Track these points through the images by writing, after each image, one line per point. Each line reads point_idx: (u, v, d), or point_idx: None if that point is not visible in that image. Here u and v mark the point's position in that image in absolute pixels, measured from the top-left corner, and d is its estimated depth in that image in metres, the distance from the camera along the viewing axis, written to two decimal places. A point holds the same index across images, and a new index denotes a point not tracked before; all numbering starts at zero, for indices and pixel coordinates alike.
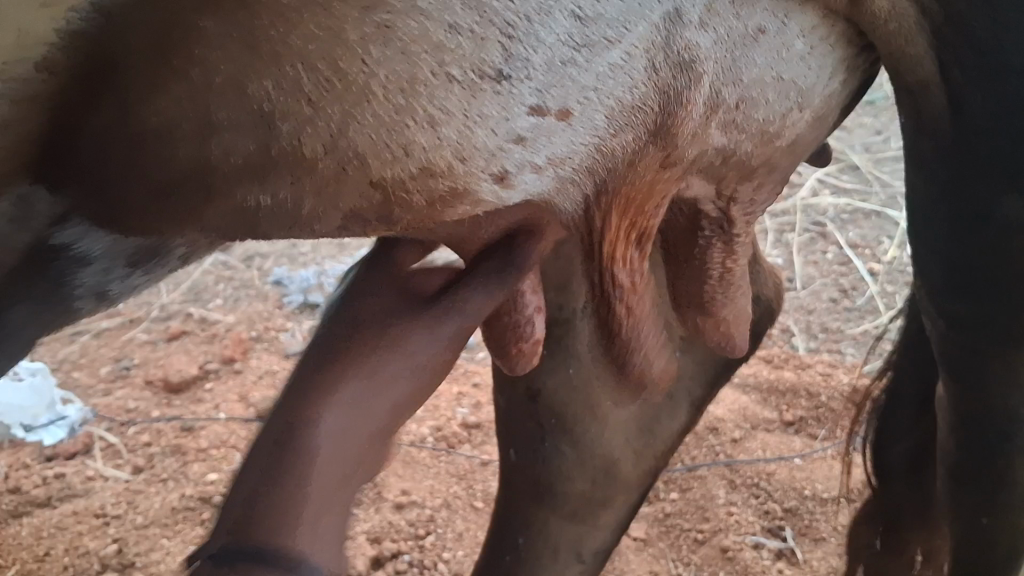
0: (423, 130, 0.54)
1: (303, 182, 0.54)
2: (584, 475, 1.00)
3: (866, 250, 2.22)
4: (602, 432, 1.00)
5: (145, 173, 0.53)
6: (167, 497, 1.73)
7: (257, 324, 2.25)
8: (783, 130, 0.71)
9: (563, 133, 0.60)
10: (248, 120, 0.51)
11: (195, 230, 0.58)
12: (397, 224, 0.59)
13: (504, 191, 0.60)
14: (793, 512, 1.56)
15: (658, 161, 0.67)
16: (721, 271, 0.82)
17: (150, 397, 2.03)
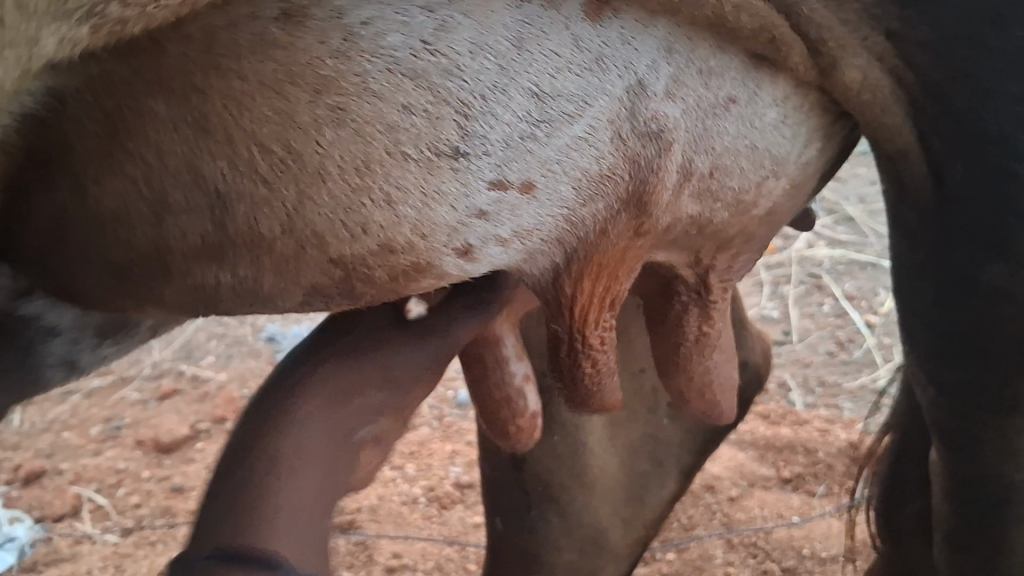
0: (379, 208, 0.55)
1: (262, 259, 0.55)
2: (572, 545, 0.98)
3: (862, 302, 2.20)
4: (590, 501, 0.97)
5: (107, 249, 0.56)
6: (154, 561, 1.70)
7: (249, 382, 2.23)
8: (757, 200, 0.68)
9: (528, 206, 0.59)
10: (203, 201, 0.53)
11: (158, 309, 0.61)
12: (361, 298, 0.60)
13: (469, 264, 0.60)
14: (792, 571, 1.52)
15: (632, 228, 0.64)
16: (697, 334, 0.77)
17: (141, 457, 2.00)
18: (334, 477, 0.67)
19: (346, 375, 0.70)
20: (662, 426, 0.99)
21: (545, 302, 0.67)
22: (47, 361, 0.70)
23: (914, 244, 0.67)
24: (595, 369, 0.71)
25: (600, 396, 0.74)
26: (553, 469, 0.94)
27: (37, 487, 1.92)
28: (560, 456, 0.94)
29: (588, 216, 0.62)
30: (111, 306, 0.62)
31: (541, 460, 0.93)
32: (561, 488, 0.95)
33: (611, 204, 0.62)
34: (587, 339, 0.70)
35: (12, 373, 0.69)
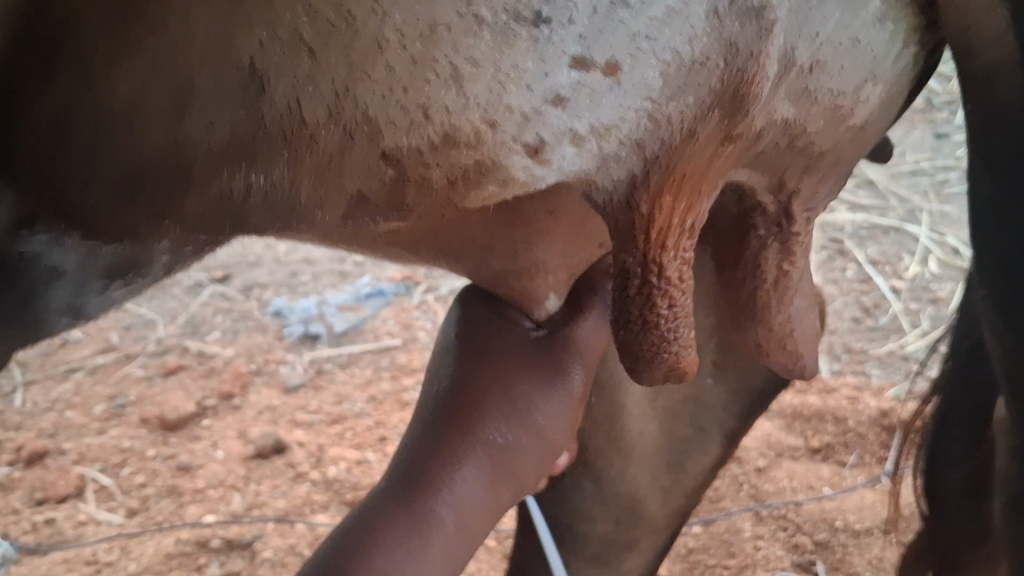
0: (446, 88, 0.50)
1: (302, 156, 0.50)
2: (607, 515, 0.92)
3: (886, 267, 2.14)
4: (626, 467, 0.91)
5: (115, 159, 0.50)
6: (161, 542, 1.65)
7: (256, 357, 2.17)
8: (857, 108, 0.64)
9: (607, 95, 0.53)
10: (237, 81, 0.47)
11: (172, 230, 0.54)
12: (409, 207, 0.56)
13: (536, 165, 0.55)
14: (825, 545, 1.48)
15: (721, 135, 0.59)
16: (775, 275, 0.74)
17: (145, 435, 1.94)
18: (458, 548, 0.78)
19: (493, 445, 0.79)
20: (704, 388, 0.91)
21: (616, 223, 0.61)
22: (49, 308, 0.58)
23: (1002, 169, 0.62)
24: (672, 311, 0.64)
25: (675, 352, 0.65)
26: (590, 434, 0.90)
27: (40, 467, 1.86)
28: (598, 419, 0.89)
29: (673, 115, 0.56)
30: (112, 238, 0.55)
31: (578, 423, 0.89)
32: (598, 453, 0.90)
33: (699, 101, 0.57)
34: (665, 271, 0.62)
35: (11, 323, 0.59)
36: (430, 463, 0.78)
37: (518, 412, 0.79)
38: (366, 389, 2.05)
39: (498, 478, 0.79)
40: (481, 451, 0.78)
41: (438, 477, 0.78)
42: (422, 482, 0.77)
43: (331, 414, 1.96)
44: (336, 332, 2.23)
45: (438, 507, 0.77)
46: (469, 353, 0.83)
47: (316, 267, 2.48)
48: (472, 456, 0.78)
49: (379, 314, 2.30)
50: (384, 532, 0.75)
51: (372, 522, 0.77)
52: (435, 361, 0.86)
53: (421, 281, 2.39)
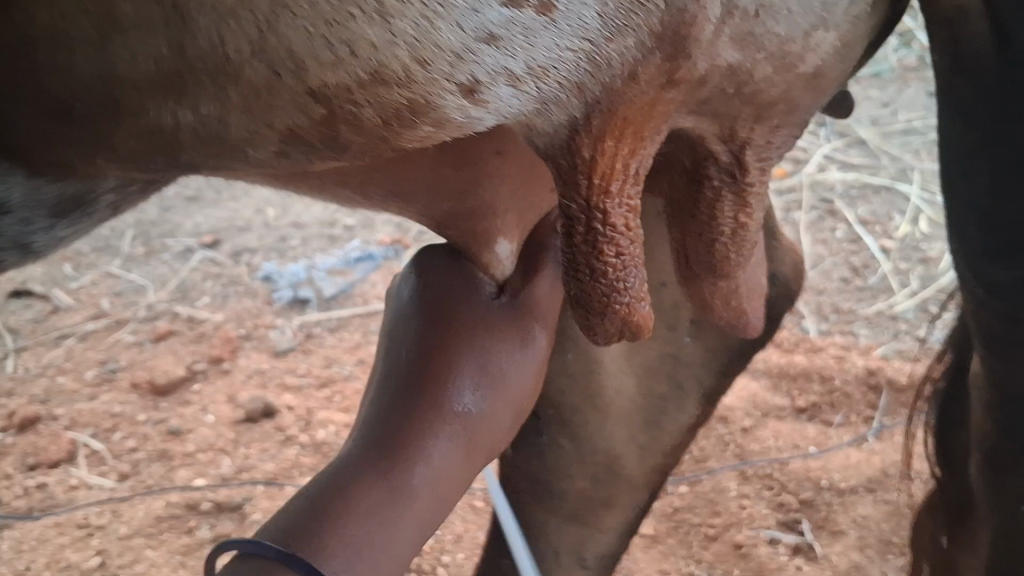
0: (372, 23, 0.43)
1: (229, 92, 0.45)
2: (584, 472, 0.91)
3: (876, 226, 2.13)
4: (604, 425, 0.90)
5: (42, 85, 0.47)
6: (151, 505, 1.66)
7: (246, 322, 2.17)
8: (807, 57, 0.62)
9: (543, 32, 0.48)
10: (157, 14, 0.42)
11: (111, 161, 0.51)
12: (347, 149, 0.49)
13: (471, 106, 0.49)
14: (810, 503, 1.49)
15: (663, 73, 0.55)
16: (733, 226, 0.73)
17: (136, 400, 1.95)
18: (429, 513, 0.76)
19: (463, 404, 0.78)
20: (683, 346, 0.92)
21: (556, 167, 0.57)
22: None
23: (967, 122, 0.65)
24: (620, 259, 0.61)
25: (626, 301, 0.63)
26: (567, 392, 0.88)
27: (31, 433, 1.87)
28: (574, 376, 0.87)
29: (613, 54, 0.52)
30: (66, 168, 0.55)
31: (554, 379, 0.87)
32: (574, 411, 0.89)
33: (640, 42, 0.52)
34: (608, 218, 0.61)
35: None
36: (404, 429, 0.76)
37: (488, 383, 0.78)
38: (356, 353, 2.05)
39: (470, 444, 0.78)
40: (454, 418, 0.77)
41: (411, 446, 0.76)
42: (397, 450, 0.75)
43: (320, 378, 1.96)
44: (325, 297, 2.22)
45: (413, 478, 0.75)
46: (435, 304, 0.80)
47: (305, 232, 2.48)
48: (446, 426, 0.77)
49: (368, 278, 2.29)
50: (351, 502, 0.73)
51: (344, 486, 0.74)
52: (388, 322, 0.82)
53: (410, 244, 2.37)
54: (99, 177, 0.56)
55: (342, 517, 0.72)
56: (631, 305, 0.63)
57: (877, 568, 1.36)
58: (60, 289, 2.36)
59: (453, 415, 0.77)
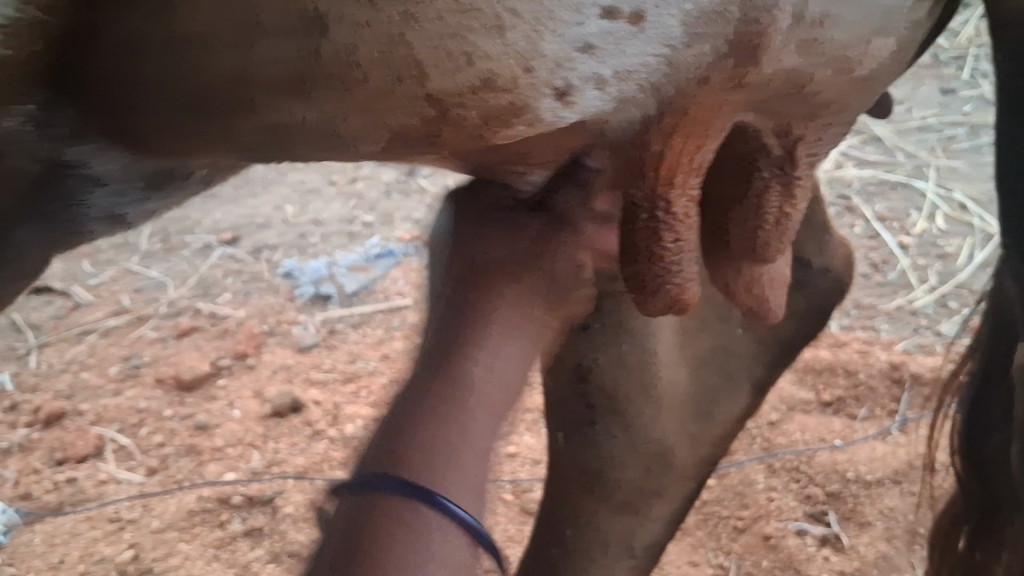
0: (489, 35, 0.46)
1: (353, 93, 0.47)
2: (637, 462, 0.92)
3: (894, 223, 2.15)
4: (658, 414, 0.91)
5: (173, 82, 0.49)
6: (184, 498, 1.65)
7: (269, 318, 2.18)
8: (865, 64, 0.59)
9: (632, 43, 0.49)
10: (297, 20, 0.45)
11: (225, 150, 0.54)
12: (448, 143, 0.52)
13: (562, 110, 0.50)
14: (837, 495, 1.51)
15: (733, 81, 0.54)
16: (777, 215, 0.70)
17: (162, 396, 1.96)
18: (496, 409, 0.73)
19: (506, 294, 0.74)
20: (733, 337, 0.96)
21: (623, 157, 0.57)
22: (89, 216, 0.58)
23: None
24: (678, 246, 0.61)
25: (678, 282, 0.63)
26: (621, 380, 0.89)
27: (58, 429, 1.89)
28: (628, 363, 0.89)
29: (689, 62, 0.51)
30: (164, 153, 0.55)
31: (608, 367, 0.89)
32: (628, 399, 0.90)
33: (715, 50, 0.51)
34: (670, 209, 0.60)
35: (55, 229, 0.58)
36: (450, 327, 0.74)
37: (527, 271, 0.74)
38: (380, 348, 2.05)
39: (523, 323, 0.75)
40: (499, 309, 0.74)
41: (462, 348, 0.74)
42: (446, 346, 0.74)
43: (345, 373, 1.97)
44: (347, 293, 2.24)
45: (472, 370, 0.73)
46: (469, 229, 0.78)
47: (325, 228, 2.50)
48: (488, 307, 0.74)
49: (390, 274, 2.30)
50: (416, 412, 0.71)
51: (410, 406, 0.72)
52: (435, 253, 0.83)
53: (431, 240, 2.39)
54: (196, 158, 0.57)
55: (416, 426, 0.71)
56: (678, 288, 0.63)
57: (904, 559, 1.39)
58: (80, 285, 2.38)
59: (494, 302, 0.74)
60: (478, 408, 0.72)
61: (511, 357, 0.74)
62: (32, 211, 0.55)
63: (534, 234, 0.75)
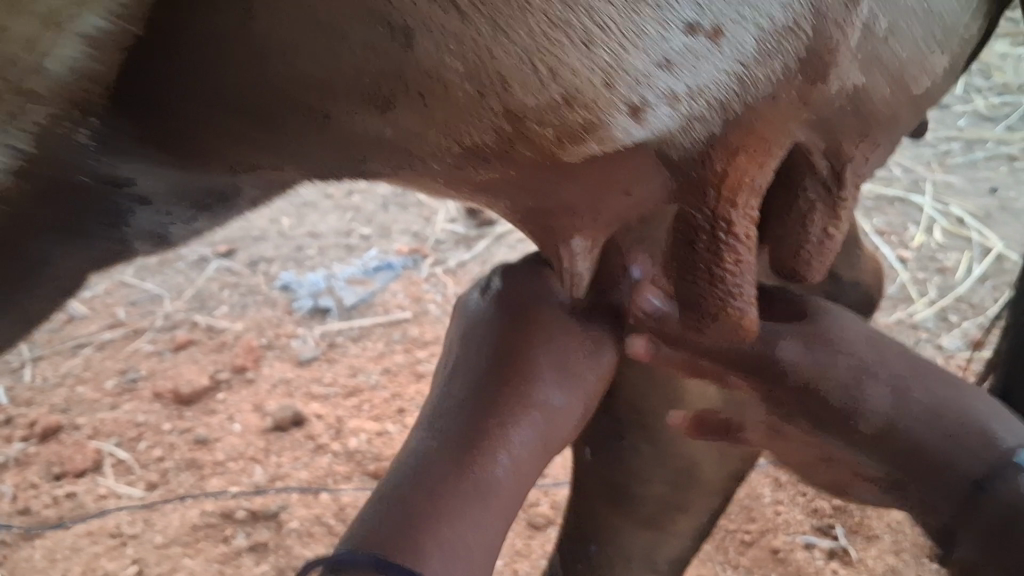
0: (576, 49, 0.46)
1: (429, 108, 0.47)
2: (662, 477, 0.91)
3: (892, 237, 2.16)
4: (684, 429, 0.89)
5: (246, 99, 0.48)
6: (186, 514, 1.63)
7: (267, 331, 2.17)
8: (922, 76, 0.65)
9: (708, 57, 0.50)
10: (381, 38, 0.44)
11: (296, 164, 0.53)
12: (518, 161, 0.52)
13: (634, 128, 0.50)
14: (843, 509, 1.53)
15: (799, 99, 0.57)
16: (820, 237, 0.69)
17: (160, 409, 1.94)
18: (511, 510, 0.74)
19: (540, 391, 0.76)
20: None
21: (687, 181, 0.58)
22: (132, 232, 0.59)
23: None
24: (739, 267, 0.62)
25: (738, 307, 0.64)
26: (647, 395, 0.88)
27: (55, 443, 1.87)
28: (653, 378, 0.87)
29: (760, 78, 0.53)
30: (218, 168, 0.55)
31: (635, 383, 0.87)
32: (654, 415, 0.88)
33: (784, 67, 0.54)
34: (732, 229, 0.61)
35: (101, 242, 0.58)
36: (486, 422, 0.74)
37: (565, 377, 0.77)
38: (381, 361, 2.04)
39: (548, 442, 0.76)
40: (534, 412, 0.75)
41: (491, 436, 0.73)
42: (479, 441, 0.73)
43: (346, 387, 1.95)
44: (346, 306, 2.23)
45: (495, 467, 0.73)
46: (510, 315, 0.80)
47: (322, 241, 2.49)
48: (525, 417, 0.75)
49: (389, 287, 2.30)
50: (427, 492, 0.70)
51: (421, 479, 0.71)
52: (463, 332, 0.81)
53: (429, 254, 2.38)
54: (244, 179, 0.58)
55: (419, 508, 0.70)
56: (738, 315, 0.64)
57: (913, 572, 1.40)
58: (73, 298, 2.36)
59: (530, 401, 0.75)
60: (493, 501, 0.72)
61: (533, 459, 0.75)
62: (77, 229, 0.56)
63: (573, 338, 0.79)
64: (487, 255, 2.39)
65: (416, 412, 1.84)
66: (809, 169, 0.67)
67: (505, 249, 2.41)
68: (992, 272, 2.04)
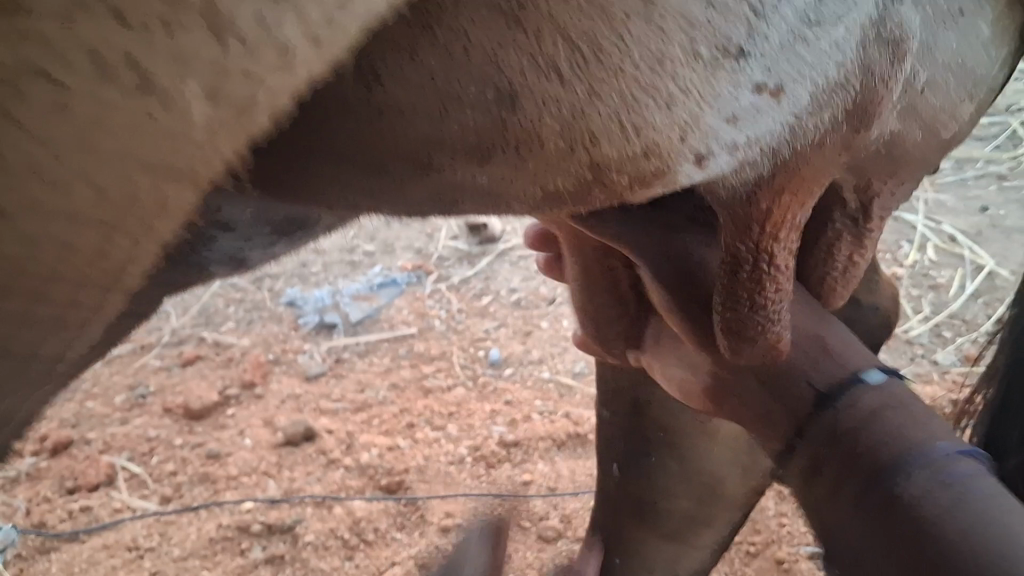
0: (657, 110, 0.52)
1: (525, 160, 0.51)
2: (688, 493, 0.96)
3: (886, 254, 2.22)
4: (712, 449, 0.94)
5: (351, 159, 0.49)
6: (203, 527, 1.67)
7: (273, 347, 2.20)
8: (952, 121, 0.76)
9: (767, 110, 0.57)
10: (493, 101, 0.47)
11: (384, 208, 0.55)
12: (592, 201, 0.58)
13: (696, 168, 0.58)
14: None
15: (843, 148, 0.66)
16: (845, 262, 0.85)
17: (171, 424, 1.97)
18: None
19: None
20: None
21: (740, 217, 0.71)
22: (215, 263, 0.60)
23: None
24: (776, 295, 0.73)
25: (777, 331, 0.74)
26: (676, 415, 0.94)
27: (67, 458, 1.89)
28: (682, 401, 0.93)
29: (810, 127, 0.62)
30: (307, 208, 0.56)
31: (664, 402, 0.94)
32: (683, 435, 0.94)
33: (833, 118, 0.62)
34: (773, 262, 0.73)
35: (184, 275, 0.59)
36: None
37: None
38: (387, 377, 2.07)
39: None
40: None
41: None
42: None
43: (355, 402, 1.98)
44: (351, 322, 2.26)
45: None
46: None
47: (325, 258, 2.52)
48: None
49: (393, 303, 2.33)
50: None
51: None
52: None
53: (432, 270, 2.42)
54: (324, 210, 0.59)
55: None
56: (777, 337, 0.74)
57: None
58: None
59: None
60: None
61: None
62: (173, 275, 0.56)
63: None
64: (489, 271, 2.43)
65: (425, 427, 1.88)
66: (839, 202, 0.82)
67: (507, 265, 2.45)
68: (984, 288, 2.09)
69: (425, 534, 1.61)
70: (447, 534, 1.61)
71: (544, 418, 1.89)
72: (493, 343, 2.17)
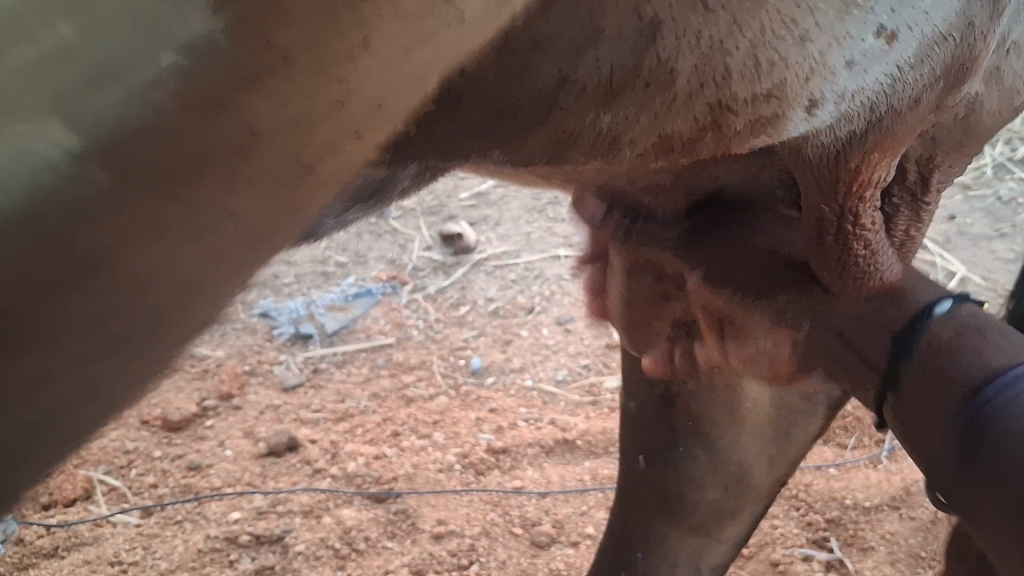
0: (790, 47, 0.62)
1: (652, 94, 0.61)
2: (716, 483, 1.01)
3: None
4: (739, 438, 0.99)
5: (524, 107, 0.57)
6: (189, 540, 1.64)
7: (249, 358, 2.16)
8: (1015, 91, 0.88)
9: (880, 61, 0.68)
10: (636, 31, 0.55)
11: (503, 158, 0.65)
12: (701, 139, 0.68)
13: (802, 113, 0.69)
14: (837, 522, 1.58)
15: (937, 106, 0.77)
16: (903, 237, 0.93)
17: (148, 437, 1.92)
18: None
19: None
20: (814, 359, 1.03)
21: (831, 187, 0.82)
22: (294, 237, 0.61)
23: None
24: None
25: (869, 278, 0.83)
26: (708, 408, 0.99)
27: None
28: (717, 394, 0.98)
29: (911, 81, 0.72)
30: (450, 165, 0.64)
31: (696, 395, 0.99)
32: (712, 425, 0.99)
33: (933, 72, 0.73)
34: None
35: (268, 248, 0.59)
36: None
37: None
38: (367, 386, 2.05)
39: None
40: None
41: None
42: None
43: (336, 412, 1.96)
44: (328, 332, 2.23)
45: None
46: None
47: (298, 268, 2.48)
48: None
49: (369, 313, 2.31)
50: None
51: None
52: None
53: (408, 280, 2.41)
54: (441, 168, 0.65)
55: None
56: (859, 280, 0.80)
57: None
58: None
59: None
60: None
61: None
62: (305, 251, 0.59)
63: None
64: (465, 281, 2.42)
65: (411, 435, 1.86)
66: (902, 174, 0.92)
67: (483, 275, 2.45)
68: (955, 294, 2.13)
69: (417, 542, 1.59)
70: (440, 541, 1.59)
71: (530, 425, 1.89)
72: (472, 352, 2.15)
